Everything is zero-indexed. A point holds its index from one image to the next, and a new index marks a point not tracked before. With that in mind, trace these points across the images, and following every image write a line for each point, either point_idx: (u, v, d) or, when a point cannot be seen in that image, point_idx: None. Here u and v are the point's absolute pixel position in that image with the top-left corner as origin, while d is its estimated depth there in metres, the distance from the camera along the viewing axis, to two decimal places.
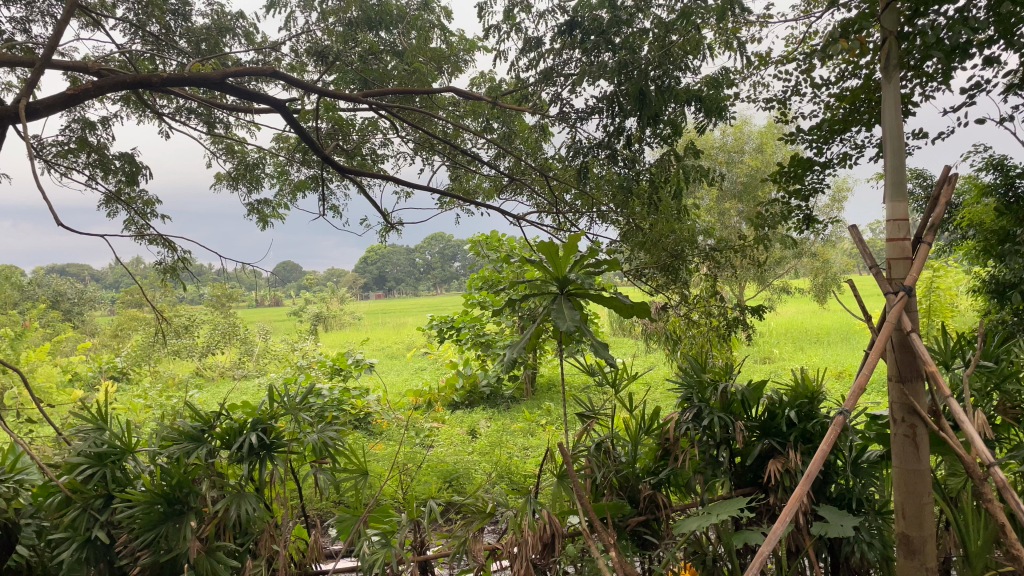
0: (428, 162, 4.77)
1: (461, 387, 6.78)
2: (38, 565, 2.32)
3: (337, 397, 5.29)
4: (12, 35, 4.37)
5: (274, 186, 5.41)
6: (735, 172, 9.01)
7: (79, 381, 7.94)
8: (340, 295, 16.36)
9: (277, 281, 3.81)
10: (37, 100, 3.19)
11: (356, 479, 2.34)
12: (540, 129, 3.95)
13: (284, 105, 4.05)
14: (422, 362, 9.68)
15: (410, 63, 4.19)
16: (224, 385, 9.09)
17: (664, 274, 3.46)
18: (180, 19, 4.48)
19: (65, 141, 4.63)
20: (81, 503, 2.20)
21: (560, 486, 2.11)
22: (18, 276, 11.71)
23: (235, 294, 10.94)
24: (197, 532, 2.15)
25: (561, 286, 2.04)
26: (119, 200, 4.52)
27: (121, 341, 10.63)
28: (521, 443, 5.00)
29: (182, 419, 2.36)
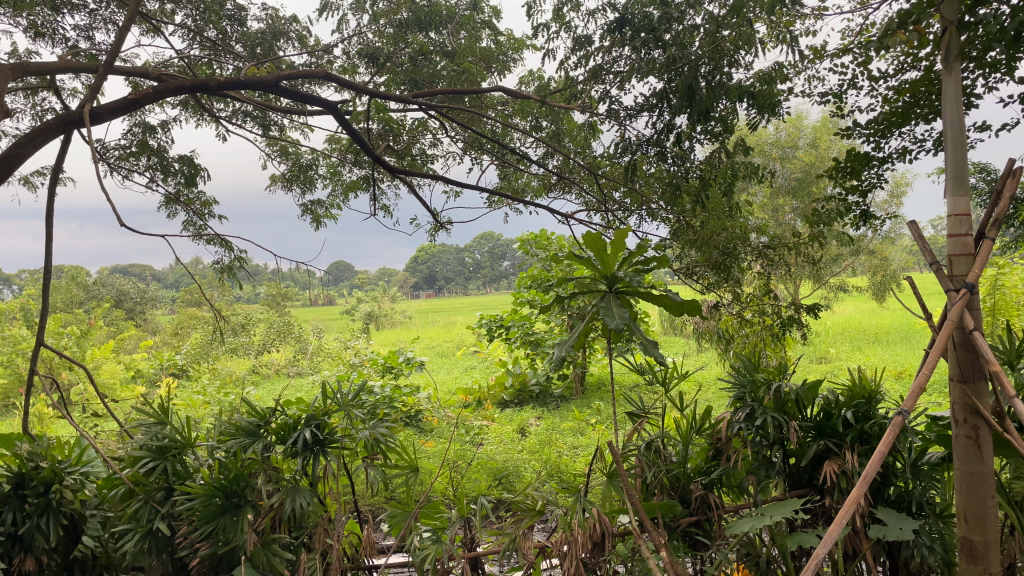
0: (477, 162, 4.79)
1: (511, 386, 6.80)
2: (103, 555, 2.40)
3: (388, 395, 5.36)
4: (76, 43, 4.53)
5: (326, 186, 5.49)
6: (789, 167, 8.81)
7: (142, 377, 8.21)
8: (391, 295, 16.54)
9: (330, 280, 3.86)
10: (100, 105, 3.30)
11: (407, 475, 2.36)
12: (589, 127, 3.94)
13: (336, 106, 4.11)
14: (472, 360, 9.72)
15: (460, 64, 4.22)
16: (279, 383, 9.26)
17: (715, 272, 3.42)
18: (236, 25, 4.61)
19: (128, 145, 4.78)
20: (144, 496, 2.28)
21: (610, 485, 2.10)
22: (83, 277, 12.14)
23: (290, 294, 11.15)
24: (254, 525, 2.20)
25: (610, 284, 2.03)
26: (178, 201, 4.65)
27: (181, 339, 10.96)
28: (571, 442, 4.98)
29: (239, 415, 2.42)
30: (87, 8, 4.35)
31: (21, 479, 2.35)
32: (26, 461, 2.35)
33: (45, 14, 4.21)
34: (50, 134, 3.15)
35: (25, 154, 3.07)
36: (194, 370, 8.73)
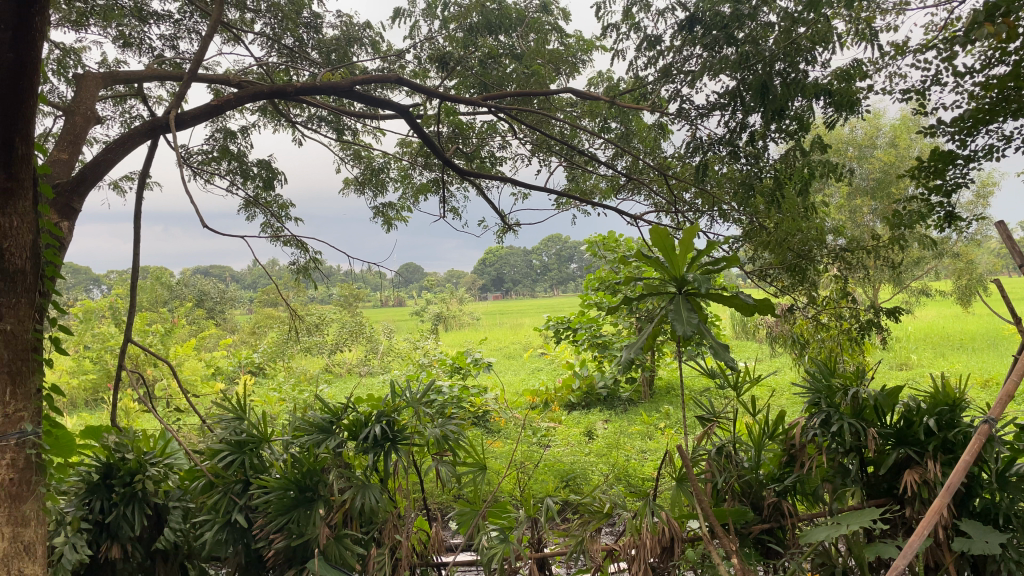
0: (546, 164, 4.79)
1: (578, 388, 6.78)
2: (184, 545, 2.51)
3: (456, 395, 5.42)
4: (162, 52, 4.73)
5: (397, 189, 5.58)
6: (868, 167, 8.20)
7: (221, 374, 8.51)
8: (459, 296, 16.70)
9: (401, 282, 3.89)
10: (185, 111, 3.44)
11: (475, 473, 2.39)
12: (659, 127, 3.89)
13: (408, 110, 4.17)
14: (539, 362, 9.73)
15: (529, 66, 4.22)
16: (352, 381, 9.46)
17: (790, 275, 3.34)
18: (312, 32, 4.72)
19: (209, 150, 4.96)
20: (224, 488, 2.37)
21: (678, 490, 2.08)
22: (167, 278, 12.67)
23: (361, 294, 11.35)
24: (327, 519, 2.26)
25: (679, 285, 2.01)
26: (257, 204, 4.81)
27: (258, 338, 11.31)
28: (639, 446, 4.93)
29: (313, 411, 2.49)
30: (172, 18, 4.53)
31: (109, 469, 2.46)
32: (115, 452, 2.47)
33: (133, 25, 4.42)
34: (139, 138, 3.30)
35: (115, 159, 3.22)
36: (271, 368, 8.98)
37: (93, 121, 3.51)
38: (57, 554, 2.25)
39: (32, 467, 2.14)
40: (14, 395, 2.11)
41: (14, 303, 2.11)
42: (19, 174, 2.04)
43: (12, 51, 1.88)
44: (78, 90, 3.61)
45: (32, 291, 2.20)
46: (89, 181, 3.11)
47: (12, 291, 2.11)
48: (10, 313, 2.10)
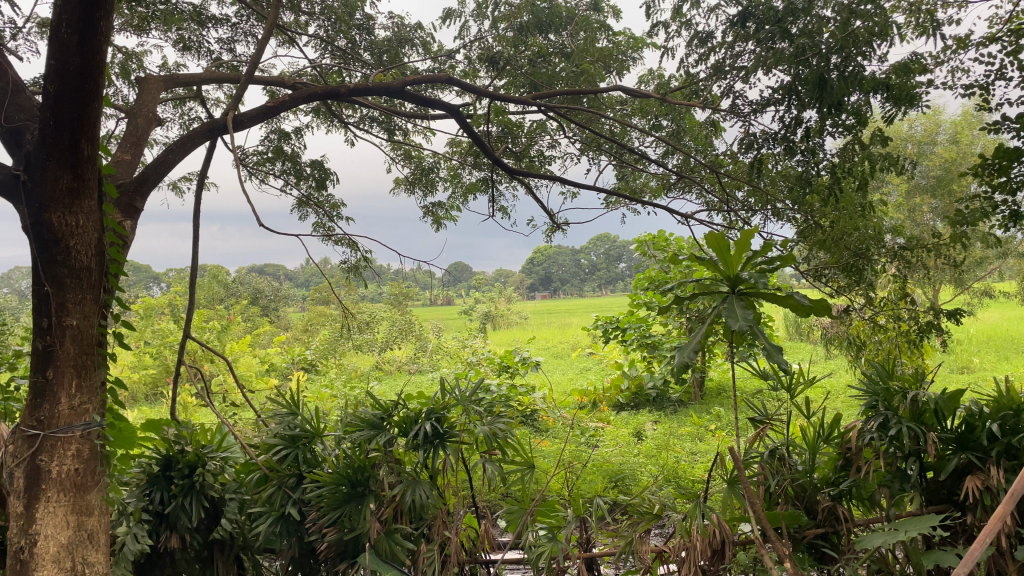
0: (595, 162, 4.76)
1: (626, 388, 6.73)
2: (239, 536, 2.56)
3: (505, 393, 5.45)
4: (220, 55, 4.84)
5: (447, 188, 5.61)
6: (927, 164, 7.89)
7: (275, 370, 8.69)
8: (507, 295, 16.73)
9: (450, 281, 3.92)
10: (242, 113, 3.52)
11: (523, 472, 2.39)
12: (711, 125, 3.84)
13: (458, 110, 4.19)
14: (588, 361, 9.69)
15: (578, 65, 4.19)
16: (401, 379, 9.54)
17: (846, 275, 3.26)
18: (364, 34, 4.78)
19: (264, 151, 5.07)
20: (277, 481, 2.41)
21: (730, 492, 2.05)
22: (224, 276, 12.98)
23: (411, 293, 11.46)
24: (378, 514, 2.30)
25: (732, 285, 1.98)
26: (310, 204, 4.89)
27: (310, 335, 11.51)
28: (689, 448, 4.87)
29: (364, 408, 2.53)
30: (229, 22, 4.64)
31: (168, 461, 2.54)
32: (174, 445, 2.55)
33: (192, 30, 4.53)
34: (198, 140, 3.39)
35: (175, 159, 3.30)
36: (323, 364, 9.14)
37: (154, 123, 3.62)
38: (119, 543, 2.34)
39: (94, 459, 2.21)
40: (79, 388, 2.19)
41: (80, 300, 2.19)
42: (86, 174, 2.13)
43: (79, 56, 1.95)
44: (141, 92, 3.72)
45: (98, 288, 2.27)
46: (150, 182, 3.19)
47: (78, 287, 2.18)
48: (76, 309, 2.18)
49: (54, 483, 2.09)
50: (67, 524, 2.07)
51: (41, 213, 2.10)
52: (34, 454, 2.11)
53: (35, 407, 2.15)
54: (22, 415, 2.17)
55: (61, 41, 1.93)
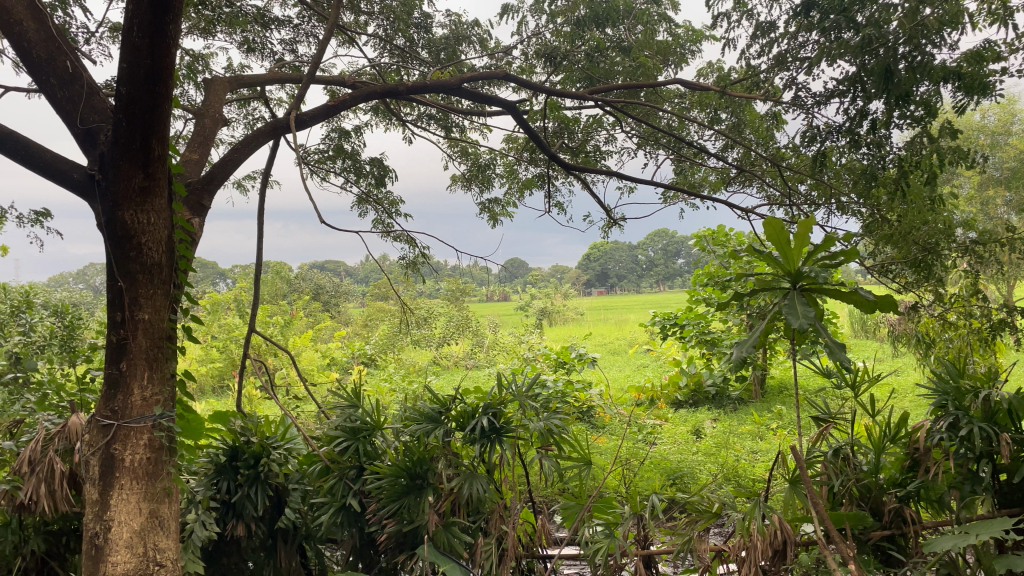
0: (652, 157, 4.71)
1: (685, 385, 6.66)
2: (303, 526, 2.63)
3: (561, 389, 5.46)
4: (282, 56, 4.95)
5: (504, 185, 5.63)
6: (1002, 155, 7.57)
7: (336, 364, 8.86)
8: (563, 291, 16.69)
9: (507, 277, 3.93)
10: (304, 112, 3.59)
11: (580, 468, 2.38)
12: (772, 117, 3.76)
13: (515, 106, 4.20)
14: (645, 358, 9.60)
15: (636, 58, 4.15)
16: (458, 374, 9.61)
17: (914, 270, 3.17)
18: (422, 32, 4.83)
19: (325, 149, 5.17)
20: (339, 473, 2.47)
21: (792, 492, 2.01)
22: (286, 272, 13.28)
23: (468, 289, 11.54)
24: (436, 507, 2.33)
25: (793, 280, 1.94)
26: (369, 200, 4.96)
27: (369, 330, 11.71)
28: (750, 447, 4.79)
29: (423, 402, 2.57)
30: (292, 23, 4.74)
31: (235, 452, 2.62)
32: (240, 436, 2.62)
33: (256, 31, 4.65)
34: (262, 139, 3.47)
35: (240, 158, 3.39)
36: (382, 359, 9.27)
37: (220, 123, 3.73)
38: (188, 530, 2.42)
39: (164, 448, 2.29)
40: (150, 379, 2.28)
41: (151, 295, 2.28)
42: (157, 173, 2.20)
43: (150, 58, 2.01)
44: (208, 93, 3.84)
45: (168, 284, 2.35)
46: (217, 180, 3.27)
47: (149, 282, 2.27)
48: (148, 303, 2.26)
49: (127, 471, 2.17)
50: (140, 511, 2.15)
51: (115, 211, 2.18)
52: (109, 443, 2.20)
53: (110, 398, 2.24)
54: (98, 405, 2.27)
55: (133, 45, 1.98)
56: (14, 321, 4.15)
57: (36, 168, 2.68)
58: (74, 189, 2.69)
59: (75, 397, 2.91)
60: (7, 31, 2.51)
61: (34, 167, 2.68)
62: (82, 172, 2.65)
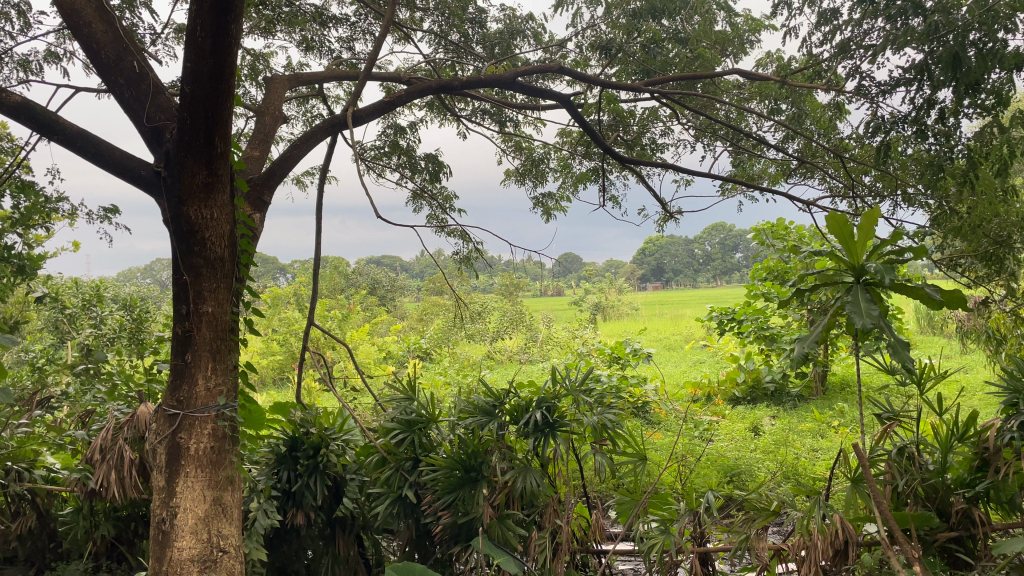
0: (710, 150, 4.64)
1: (743, 381, 6.57)
2: (360, 515, 2.68)
3: (615, 384, 5.44)
4: (340, 54, 5.03)
5: (558, 179, 5.61)
6: None
7: (392, 358, 8.98)
8: (618, 286, 16.57)
9: (560, 271, 3.92)
10: (360, 109, 3.64)
11: (635, 463, 2.36)
12: (834, 107, 3.66)
13: (569, 99, 4.18)
14: (702, 354, 9.47)
15: (694, 49, 4.09)
16: (512, 367, 9.62)
17: (984, 264, 3.06)
18: (477, 27, 4.85)
19: (381, 145, 5.24)
20: (395, 464, 2.51)
21: (854, 491, 1.97)
22: (344, 267, 13.50)
23: (521, 284, 11.54)
24: (490, 499, 2.34)
25: (857, 275, 1.90)
26: (425, 195, 5.01)
27: (425, 324, 11.83)
28: (810, 445, 4.68)
29: (477, 395, 2.59)
30: (349, 21, 4.81)
31: (295, 442, 2.68)
32: (299, 427, 2.68)
33: (315, 30, 4.73)
34: (320, 135, 3.53)
35: (299, 154, 3.46)
36: (437, 353, 9.36)
37: (280, 121, 3.81)
38: (251, 518, 2.49)
39: (227, 438, 2.35)
40: (214, 370, 2.34)
41: (214, 288, 2.34)
42: (220, 170, 2.26)
43: (213, 57, 2.06)
44: (268, 91, 3.93)
45: (231, 277, 2.42)
46: (277, 177, 3.34)
47: (213, 276, 2.34)
48: (211, 296, 2.33)
49: (192, 459, 2.24)
50: (204, 498, 2.22)
51: (179, 207, 2.25)
52: (175, 431, 2.27)
53: (176, 388, 2.32)
54: (164, 395, 2.35)
55: (196, 44, 2.04)
56: (86, 314, 4.33)
57: (106, 166, 2.79)
58: (141, 186, 2.79)
59: (144, 388, 3.02)
60: (78, 34, 2.62)
61: (105, 165, 2.78)
62: (149, 169, 2.75)
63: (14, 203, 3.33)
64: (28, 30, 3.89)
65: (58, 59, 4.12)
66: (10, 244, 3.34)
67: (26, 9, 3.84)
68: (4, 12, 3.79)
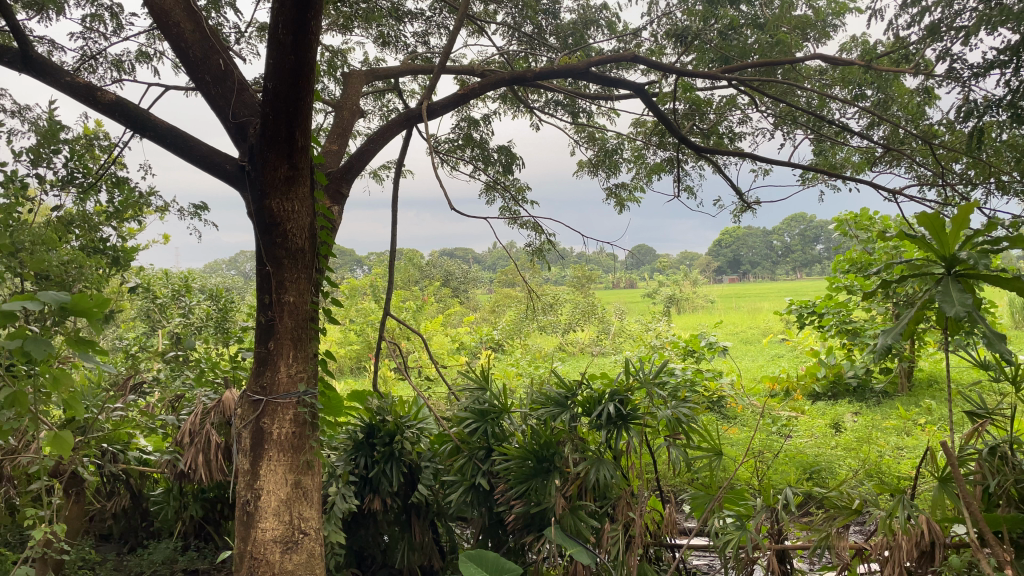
0: (790, 138, 4.51)
1: (823, 376, 6.40)
2: (434, 502, 2.73)
3: (689, 378, 5.37)
4: (416, 48, 5.09)
5: (631, 170, 5.55)
6: None
7: (465, 349, 9.08)
8: (692, 278, 16.31)
9: (633, 263, 3.89)
10: (435, 102, 3.67)
11: (711, 458, 2.31)
12: (923, 92, 3.52)
13: (644, 89, 4.12)
14: (780, 348, 9.25)
15: (773, 35, 3.99)
16: (585, 360, 9.57)
17: None
18: (551, 18, 4.84)
19: (455, 138, 5.29)
20: (468, 453, 2.55)
21: (942, 491, 1.90)
22: (418, 259, 13.71)
23: (594, 276, 11.52)
24: (562, 490, 2.35)
25: (948, 266, 1.82)
26: (497, 187, 5.04)
27: (497, 316, 11.93)
28: (895, 442, 4.51)
29: (549, 386, 2.61)
30: (424, 15, 4.86)
31: (371, 429, 2.75)
32: (376, 414, 2.75)
33: (391, 25, 4.81)
34: (395, 130, 3.59)
35: (376, 147, 3.52)
36: (509, 344, 9.42)
37: (357, 115, 3.88)
38: (330, 502, 2.58)
39: (308, 424, 2.41)
40: (295, 358, 2.41)
41: (296, 279, 2.41)
42: (301, 164, 2.33)
43: (294, 53, 2.12)
44: (346, 87, 4.01)
45: (311, 268, 2.48)
46: (354, 170, 3.41)
47: (294, 267, 2.40)
48: (293, 287, 2.40)
49: (275, 444, 2.31)
50: (286, 481, 2.29)
51: (263, 200, 2.33)
52: (259, 416, 2.35)
53: (260, 375, 2.40)
54: (248, 382, 2.44)
55: (278, 41, 2.10)
56: (176, 304, 4.52)
57: (193, 160, 2.90)
58: (226, 180, 2.89)
59: (229, 375, 3.15)
60: (167, 33, 2.73)
61: (192, 160, 2.89)
62: (234, 163, 2.85)
63: (109, 197, 3.50)
64: (120, 31, 4.07)
65: (148, 59, 4.31)
66: (106, 237, 3.51)
67: (118, 11, 4.02)
68: (98, 14, 3.98)
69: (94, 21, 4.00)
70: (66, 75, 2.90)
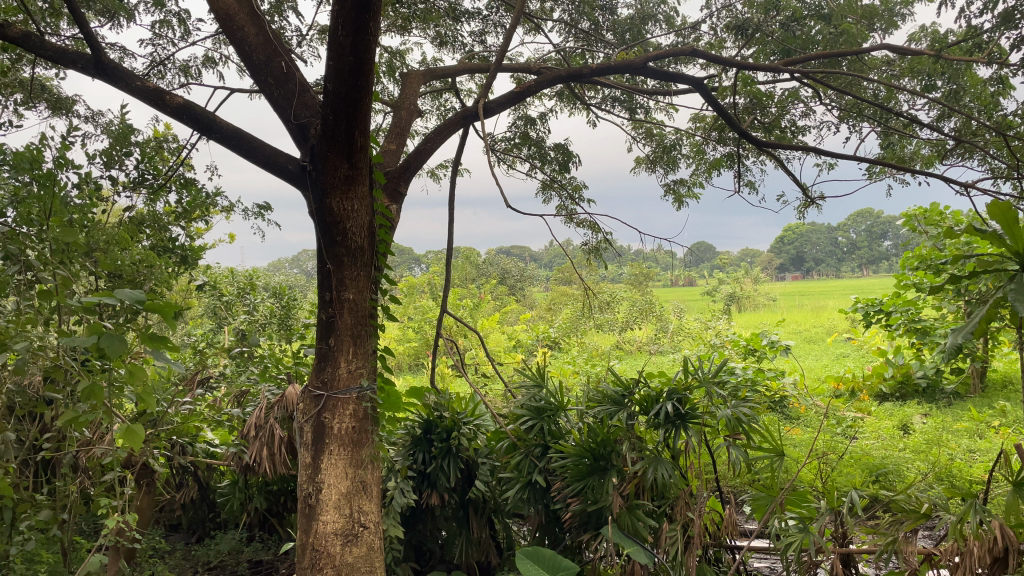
0: (855, 130, 4.39)
1: (891, 377, 6.20)
2: (490, 498, 2.74)
3: (750, 377, 5.28)
4: (472, 47, 5.12)
5: (690, 165, 5.47)
6: None
7: (521, 347, 9.08)
8: (753, 275, 15.99)
9: (691, 261, 3.84)
10: (491, 100, 3.68)
11: (772, 459, 2.26)
12: (998, 81, 3.39)
13: (703, 83, 4.06)
14: (846, 347, 8.99)
15: (838, 25, 3.88)
16: (644, 358, 9.47)
17: None
18: (608, 14, 4.81)
19: (512, 137, 5.30)
20: (525, 449, 2.56)
21: (1016, 496, 1.82)
22: (475, 257, 13.77)
23: (652, 274, 11.40)
24: (619, 489, 2.33)
25: (1022, 263, 1.74)
26: (554, 185, 5.03)
27: (553, 313, 11.91)
28: (966, 445, 4.34)
29: (606, 385, 2.59)
30: (481, 15, 4.88)
31: (429, 425, 2.79)
32: (434, 411, 2.79)
33: (449, 25, 4.84)
34: (451, 128, 3.60)
35: (433, 145, 3.54)
36: (566, 342, 9.38)
37: (415, 114, 3.92)
38: (389, 496, 2.62)
39: (368, 419, 2.45)
40: (355, 354, 2.45)
41: (355, 276, 2.45)
42: (360, 163, 2.37)
43: (353, 54, 2.15)
44: (403, 87, 4.05)
45: (370, 266, 2.52)
46: (411, 169, 3.44)
47: (353, 265, 2.44)
48: (352, 284, 2.45)
49: (335, 438, 2.36)
50: (346, 475, 2.33)
51: (324, 199, 2.38)
52: (320, 411, 2.40)
53: (321, 370, 2.44)
54: (309, 377, 2.49)
55: (338, 43, 2.14)
56: (241, 301, 4.62)
57: (257, 161, 2.97)
58: (288, 180, 2.96)
59: (291, 370, 3.23)
60: (231, 37, 2.80)
61: (256, 160, 2.97)
62: (296, 164, 2.92)
63: (178, 198, 3.61)
64: (188, 36, 4.20)
65: (214, 64, 4.43)
66: (175, 236, 3.63)
67: (186, 17, 4.15)
68: (167, 20, 4.11)
69: (163, 27, 4.14)
70: (136, 79, 2.99)
